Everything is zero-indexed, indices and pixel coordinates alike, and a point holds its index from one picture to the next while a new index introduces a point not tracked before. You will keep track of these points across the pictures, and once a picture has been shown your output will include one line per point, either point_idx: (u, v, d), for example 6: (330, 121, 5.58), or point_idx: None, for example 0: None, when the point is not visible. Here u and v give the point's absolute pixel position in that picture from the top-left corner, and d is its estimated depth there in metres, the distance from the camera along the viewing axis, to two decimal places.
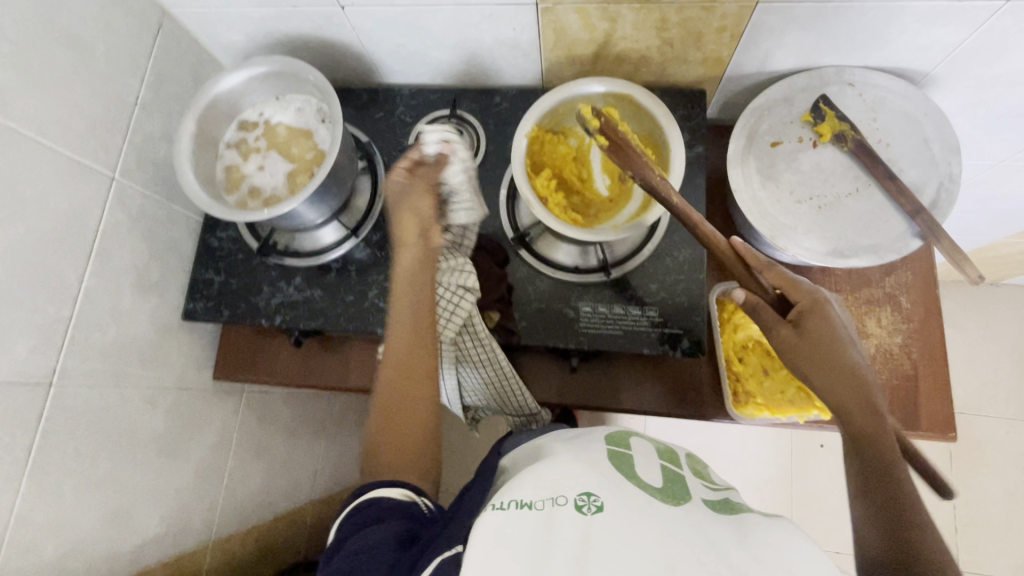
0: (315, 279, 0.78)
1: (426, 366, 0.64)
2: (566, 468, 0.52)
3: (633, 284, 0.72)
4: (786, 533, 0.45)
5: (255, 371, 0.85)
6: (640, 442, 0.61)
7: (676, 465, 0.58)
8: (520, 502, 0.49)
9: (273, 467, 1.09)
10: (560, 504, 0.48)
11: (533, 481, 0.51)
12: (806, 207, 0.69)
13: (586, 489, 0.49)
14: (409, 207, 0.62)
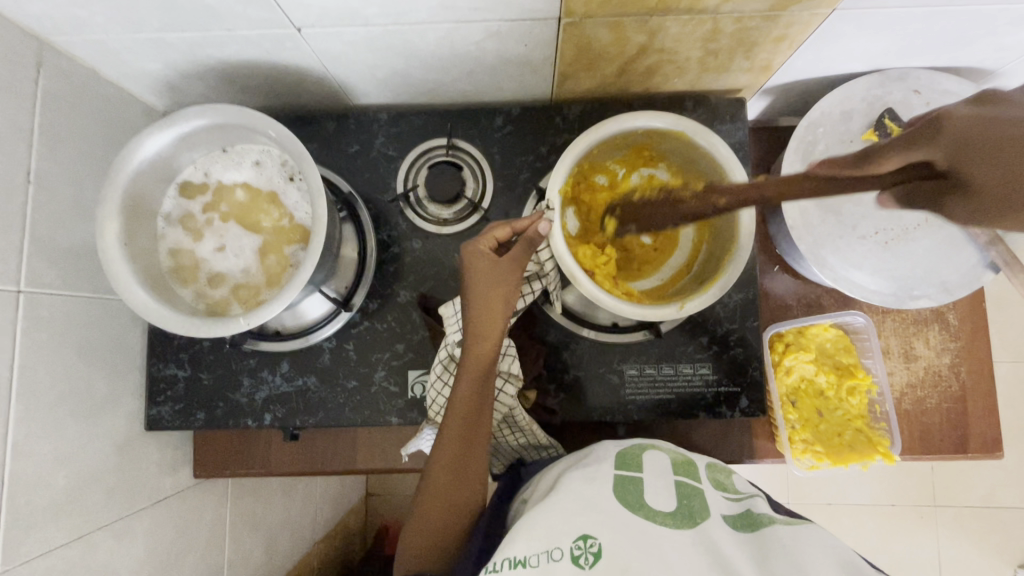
0: (306, 365, 0.65)
1: (477, 458, 0.54)
2: (564, 504, 0.47)
3: (680, 340, 0.64)
4: (816, 553, 0.41)
5: (243, 464, 0.73)
6: (651, 455, 0.53)
7: (693, 478, 0.51)
8: (513, 560, 0.43)
9: (273, 531, 1.00)
10: (556, 558, 0.42)
11: (530, 526, 0.45)
12: (870, 242, 0.61)
13: (584, 532, 0.43)
14: (497, 288, 0.53)
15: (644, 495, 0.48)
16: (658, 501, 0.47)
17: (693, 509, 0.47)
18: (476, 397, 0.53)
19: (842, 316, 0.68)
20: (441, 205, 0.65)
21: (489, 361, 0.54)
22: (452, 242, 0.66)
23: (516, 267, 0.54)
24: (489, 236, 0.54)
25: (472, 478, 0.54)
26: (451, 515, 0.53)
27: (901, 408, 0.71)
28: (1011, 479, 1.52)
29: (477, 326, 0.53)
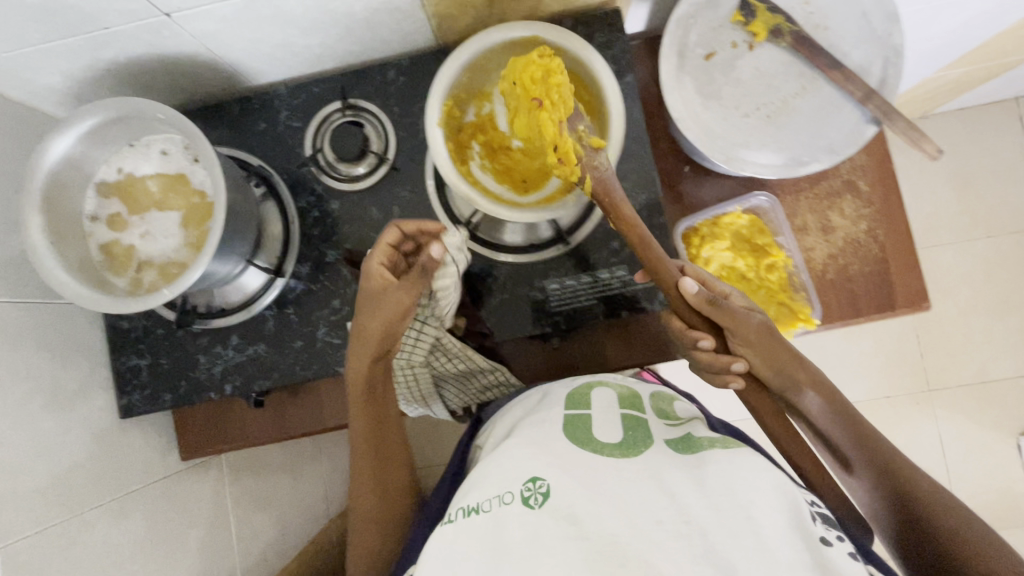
0: (254, 333, 0.70)
1: (378, 441, 0.65)
2: (513, 453, 0.53)
3: (594, 247, 0.67)
4: (741, 472, 0.47)
5: (223, 440, 0.79)
6: (603, 394, 0.61)
7: (637, 410, 0.58)
8: (468, 508, 0.50)
9: (280, 509, 1.07)
10: (506, 501, 0.49)
11: (483, 479, 0.52)
12: (754, 119, 0.63)
13: (533, 474, 0.50)
14: (378, 313, 0.59)
15: (591, 432, 0.55)
16: (604, 433, 0.55)
17: (636, 440, 0.54)
18: (366, 414, 0.63)
19: (746, 199, 0.71)
20: (351, 162, 0.68)
21: (368, 381, 0.62)
22: (365, 196, 0.69)
23: (405, 288, 0.59)
24: (382, 249, 0.60)
25: (372, 462, 0.65)
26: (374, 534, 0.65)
27: (825, 279, 0.74)
28: (1000, 351, 1.53)
29: (359, 351, 0.60)
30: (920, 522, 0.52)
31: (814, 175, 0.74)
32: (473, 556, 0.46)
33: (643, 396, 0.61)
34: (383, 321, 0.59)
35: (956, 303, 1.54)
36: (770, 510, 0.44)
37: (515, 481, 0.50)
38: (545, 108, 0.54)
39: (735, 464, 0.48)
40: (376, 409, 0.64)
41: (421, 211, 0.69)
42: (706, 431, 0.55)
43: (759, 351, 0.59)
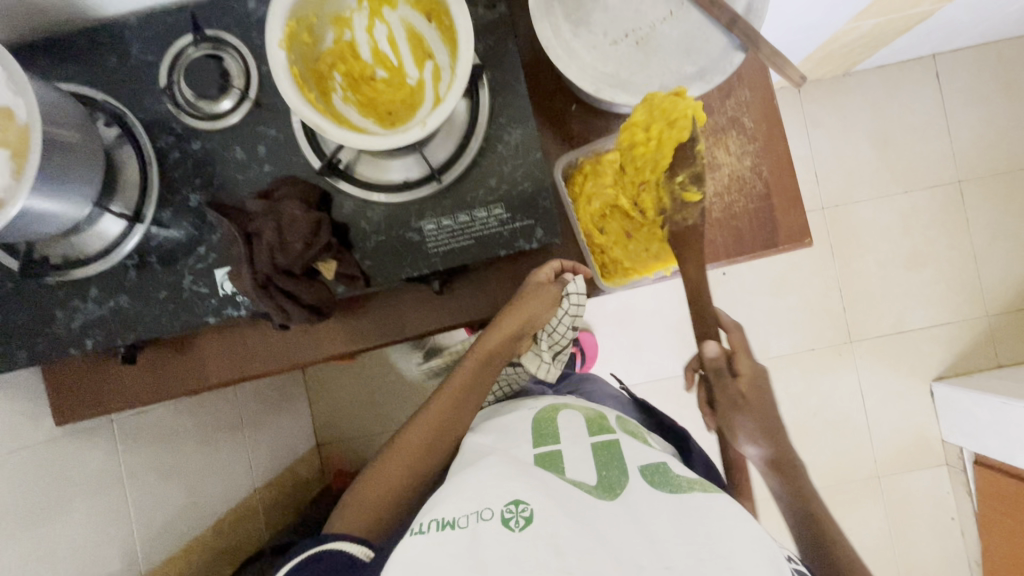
0: (115, 284, 0.66)
1: (461, 427, 0.75)
2: (498, 472, 0.57)
3: (471, 186, 0.65)
4: (717, 520, 0.52)
5: (99, 402, 0.75)
6: (573, 433, 0.68)
7: (607, 441, 0.65)
8: (442, 522, 0.52)
9: (191, 478, 1.04)
10: (485, 518, 0.52)
11: (461, 497, 0.54)
12: (624, 47, 0.62)
13: (516, 496, 0.53)
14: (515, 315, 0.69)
15: (566, 468, 0.61)
16: (582, 474, 0.60)
17: (611, 478, 0.59)
18: (479, 368, 0.75)
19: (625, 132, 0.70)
20: (211, 99, 0.64)
21: (499, 352, 0.73)
22: (230, 135, 0.65)
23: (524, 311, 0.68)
24: (553, 266, 0.68)
25: (442, 441, 0.73)
26: (388, 500, 0.71)
27: (711, 217, 0.74)
28: (918, 302, 1.59)
29: (493, 336, 0.71)
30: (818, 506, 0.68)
31: (700, 112, 0.74)
32: (448, 567, 0.48)
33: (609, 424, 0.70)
34: (509, 318, 0.69)
35: (876, 257, 1.59)
36: (740, 553, 0.48)
37: (497, 499, 0.53)
38: (648, 150, 0.62)
39: (710, 511, 0.53)
40: (466, 385, 0.75)
41: (289, 150, 0.65)
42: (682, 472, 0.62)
43: (747, 412, 0.69)
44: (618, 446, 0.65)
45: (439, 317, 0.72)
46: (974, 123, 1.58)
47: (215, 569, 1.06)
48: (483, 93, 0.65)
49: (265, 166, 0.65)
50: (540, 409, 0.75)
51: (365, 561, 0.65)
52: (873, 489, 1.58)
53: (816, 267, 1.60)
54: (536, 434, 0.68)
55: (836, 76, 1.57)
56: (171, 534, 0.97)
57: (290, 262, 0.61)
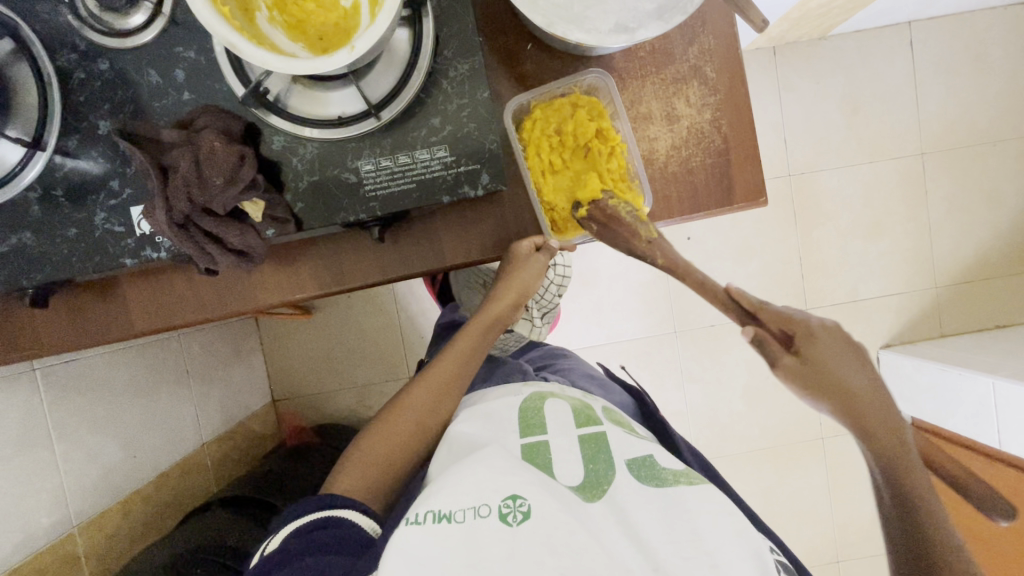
0: (16, 218, 0.60)
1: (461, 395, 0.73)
2: (494, 464, 0.55)
3: (413, 124, 0.61)
4: (707, 515, 0.51)
5: (10, 348, 0.69)
6: (560, 421, 0.65)
7: (592, 432, 0.63)
8: (437, 515, 0.49)
9: (128, 430, 1.00)
10: (483, 514, 0.49)
11: (455, 489, 0.52)
12: None
13: (513, 491, 0.51)
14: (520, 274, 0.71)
15: (551, 461, 0.59)
16: (565, 470, 0.58)
17: (598, 474, 0.57)
18: (482, 334, 0.75)
19: (580, 76, 0.66)
20: (122, 13, 0.58)
21: (500, 317, 0.76)
22: (143, 56, 0.59)
23: (532, 265, 0.71)
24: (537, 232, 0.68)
25: (445, 409, 0.71)
26: (389, 469, 0.67)
27: (667, 172, 0.71)
28: (873, 272, 1.63)
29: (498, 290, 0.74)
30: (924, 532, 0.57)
31: (661, 59, 0.70)
32: (443, 563, 0.45)
33: (597, 416, 0.67)
34: (515, 273, 0.71)
35: (836, 227, 1.61)
36: (726, 547, 0.48)
37: (494, 494, 0.51)
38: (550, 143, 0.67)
39: (697, 512, 0.51)
40: (472, 349, 0.74)
41: (211, 77, 0.59)
42: (665, 462, 0.60)
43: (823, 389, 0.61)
44: (605, 438, 0.62)
45: (380, 268, 0.69)
46: (942, 96, 1.59)
47: (156, 522, 1.03)
48: (426, 21, 0.59)
49: (184, 94, 0.59)
50: (524, 397, 0.71)
51: (373, 536, 0.59)
52: (817, 450, 1.65)
53: (778, 234, 1.61)
54: (521, 423, 0.65)
55: (812, 39, 1.54)
56: (107, 487, 0.94)
57: (209, 199, 0.57)
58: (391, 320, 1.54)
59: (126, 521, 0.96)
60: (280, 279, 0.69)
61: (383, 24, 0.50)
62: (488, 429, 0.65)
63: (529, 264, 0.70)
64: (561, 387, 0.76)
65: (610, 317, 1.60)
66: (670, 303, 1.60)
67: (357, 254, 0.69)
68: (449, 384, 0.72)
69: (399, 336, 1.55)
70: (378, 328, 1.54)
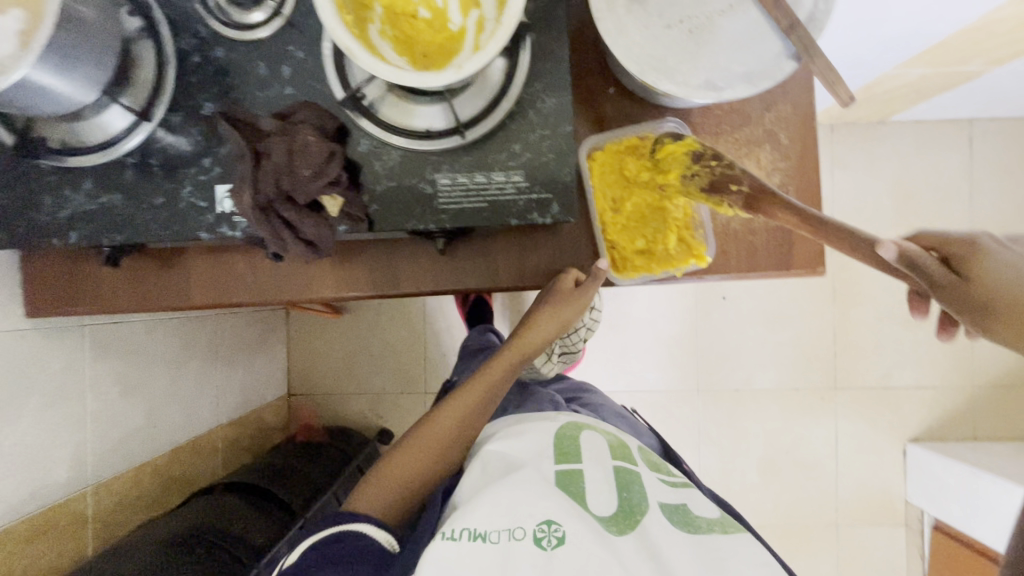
0: (110, 180, 0.63)
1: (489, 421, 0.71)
2: (526, 486, 0.57)
3: (494, 146, 0.63)
4: (741, 566, 0.52)
5: (74, 302, 0.72)
6: (594, 448, 0.65)
7: (628, 464, 0.64)
8: (472, 532, 0.53)
9: (153, 400, 1.01)
10: (517, 537, 0.53)
11: (490, 505, 0.54)
12: (675, 33, 0.59)
13: (547, 516, 0.54)
14: (563, 302, 0.66)
15: (585, 488, 0.60)
16: (598, 498, 0.59)
17: (631, 504, 0.59)
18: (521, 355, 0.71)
19: (658, 125, 0.67)
20: (244, 10, 0.63)
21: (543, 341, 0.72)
22: (256, 50, 0.63)
23: (580, 295, 0.66)
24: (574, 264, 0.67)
25: (474, 426, 0.69)
26: (410, 488, 0.66)
27: (729, 229, 0.72)
28: (907, 361, 1.59)
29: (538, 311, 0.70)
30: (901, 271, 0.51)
31: (738, 120, 0.72)
32: None
33: (632, 449, 0.67)
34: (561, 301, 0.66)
35: (874, 309, 1.58)
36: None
37: (528, 518, 0.54)
38: (612, 187, 0.68)
39: (726, 546, 0.54)
40: (507, 370, 0.71)
41: (315, 77, 0.63)
42: (699, 503, 0.61)
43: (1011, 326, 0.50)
44: (640, 474, 0.63)
45: (438, 278, 0.70)
46: (998, 195, 1.58)
47: (163, 496, 1.03)
48: (522, 55, 0.63)
49: (287, 88, 0.62)
50: (559, 424, 0.69)
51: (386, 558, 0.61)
52: (829, 535, 1.58)
53: (815, 308, 1.59)
54: (556, 444, 0.65)
55: (871, 122, 1.56)
56: (124, 452, 0.94)
57: (295, 187, 0.59)
58: (416, 333, 1.55)
59: (136, 489, 0.96)
60: (336, 275, 0.71)
61: (490, 52, 0.53)
62: (526, 446, 0.64)
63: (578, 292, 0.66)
64: (595, 420, 0.75)
65: (634, 364, 1.59)
66: (697, 359, 1.59)
67: (418, 262, 0.70)
68: (481, 408, 0.70)
69: (422, 349, 1.55)
70: (403, 338, 1.55)
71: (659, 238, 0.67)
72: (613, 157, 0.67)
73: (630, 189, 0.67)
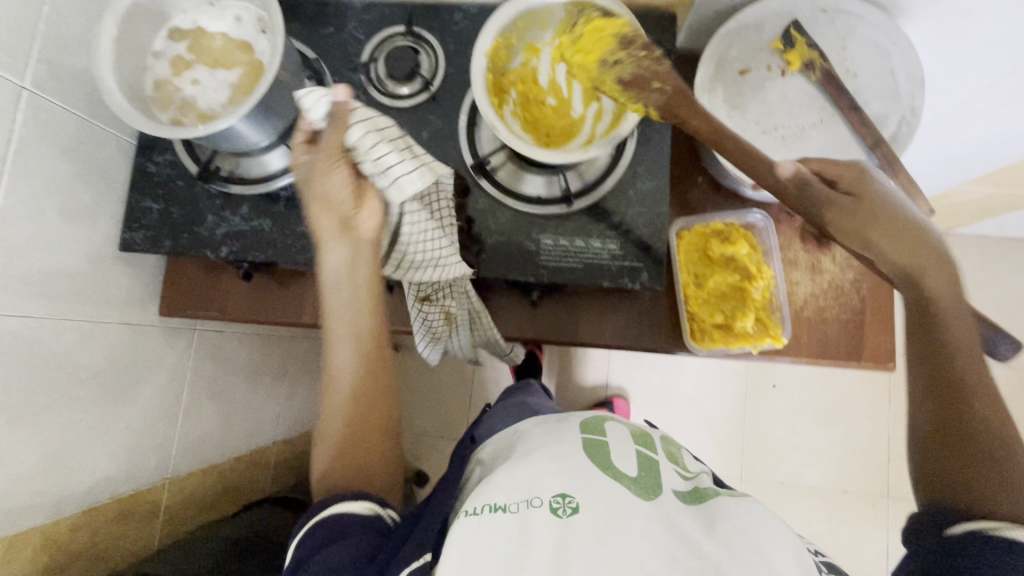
0: (264, 208, 0.74)
1: (374, 402, 0.67)
2: (544, 465, 0.56)
3: (595, 216, 0.71)
4: (765, 529, 0.50)
5: (202, 308, 0.82)
6: (615, 432, 0.65)
7: (648, 450, 0.62)
8: (493, 506, 0.53)
9: (231, 407, 1.08)
10: (535, 506, 0.52)
11: (510, 481, 0.55)
12: (770, 138, 0.68)
13: (562, 490, 0.53)
14: (319, 182, 0.59)
15: (610, 459, 0.59)
16: (623, 467, 0.58)
17: (651, 480, 0.57)
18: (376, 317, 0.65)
19: (742, 215, 0.75)
20: (398, 82, 0.74)
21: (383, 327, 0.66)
22: (403, 115, 0.74)
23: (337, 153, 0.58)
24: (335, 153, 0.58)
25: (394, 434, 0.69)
26: (350, 471, 0.64)
27: (802, 316, 0.76)
28: None
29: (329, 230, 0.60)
30: (877, 216, 0.52)
31: None
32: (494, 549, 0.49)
33: (654, 439, 0.66)
34: (372, 207, 0.61)
35: None
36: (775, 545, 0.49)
37: (545, 489, 0.53)
38: (697, 264, 0.74)
39: (747, 509, 0.54)
40: (364, 354, 0.66)
41: (448, 142, 0.73)
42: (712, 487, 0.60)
43: None
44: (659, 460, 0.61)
45: (524, 327, 0.76)
46: None
47: (220, 502, 1.08)
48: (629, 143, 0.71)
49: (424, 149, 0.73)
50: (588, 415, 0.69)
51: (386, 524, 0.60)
52: None
53: (869, 409, 1.55)
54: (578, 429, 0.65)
55: None
56: (199, 452, 1.00)
57: None
58: (464, 379, 1.60)
59: (201, 491, 1.01)
60: None
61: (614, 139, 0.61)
62: None
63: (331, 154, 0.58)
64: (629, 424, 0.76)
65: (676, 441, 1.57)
66: (742, 445, 1.56)
67: (508, 311, 0.77)
68: (341, 341, 0.64)
69: (469, 396, 1.60)
70: (452, 383, 1.60)
71: (737, 314, 0.71)
72: (700, 238, 0.74)
73: (714, 267, 0.73)
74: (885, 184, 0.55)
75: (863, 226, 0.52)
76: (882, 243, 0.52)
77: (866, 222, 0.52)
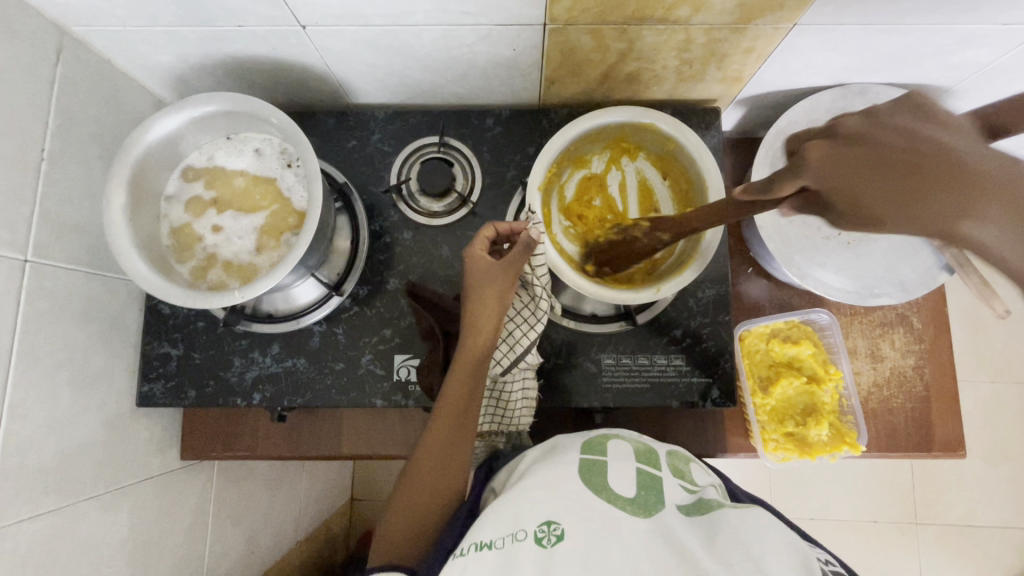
0: (297, 346, 0.68)
1: (458, 480, 0.58)
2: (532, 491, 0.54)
3: (657, 330, 0.67)
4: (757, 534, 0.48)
5: (229, 447, 0.75)
6: (616, 446, 0.61)
7: (651, 466, 0.59)
8: (482, 543, 0.50)
9: (255, 523, 1.01)
10: (520, 539, 0.49)
11: (496, 515, 0.52)
12: (835, 243, 0.66)
13: (549, 516, 0.51)
14: (493, 289, 0.56)
15: (606, 480, 0.55)
16: (618, 487, 0.55)
17: (647, 499, 0.54)
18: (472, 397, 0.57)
19: (807, 314, 0.71)
20: (432, 198, 0.69)
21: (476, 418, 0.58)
22: (441, 233, 0.69)
23: (508, 275, 0.56)
24: (483, 240, 0.58)
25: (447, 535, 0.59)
26: (410, 532, 0.56)
27: (868, 407, 0.74)
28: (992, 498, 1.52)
29: (474, 317, 0.56)
30: (916, 166, 0.44)
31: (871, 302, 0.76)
32: None
33: (660, 452, 0.61)
34: (499, 303, 0.56)
35: None
36: (770, 550, 0.46)
37: (530, 519, 0.51)
38: (759, 366, 0.72)
39: (746, 520, 0.51)
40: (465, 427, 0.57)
41: None
42: (719, 497, 0.56)
43: None
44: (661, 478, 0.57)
45: None
46: None
47: None
48: None
49: None
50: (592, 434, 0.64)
51: None
52: None
53: None
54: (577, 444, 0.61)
55: None
56: None
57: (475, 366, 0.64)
58: None
59: None
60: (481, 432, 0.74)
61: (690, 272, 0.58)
62: None
63: (491, 273, 0.56)
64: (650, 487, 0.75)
65: None
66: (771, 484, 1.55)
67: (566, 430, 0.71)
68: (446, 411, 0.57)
69: None
70: None
71: (811, 422, 0.69)
72: (759, 338, 0.72)
73: (777, 367, 0.71)
74: (880, 142, 0.48)
75: (910, 193, 0.44)
76: (930, 210, 0.44)
77: (908, 192, 0.45)
